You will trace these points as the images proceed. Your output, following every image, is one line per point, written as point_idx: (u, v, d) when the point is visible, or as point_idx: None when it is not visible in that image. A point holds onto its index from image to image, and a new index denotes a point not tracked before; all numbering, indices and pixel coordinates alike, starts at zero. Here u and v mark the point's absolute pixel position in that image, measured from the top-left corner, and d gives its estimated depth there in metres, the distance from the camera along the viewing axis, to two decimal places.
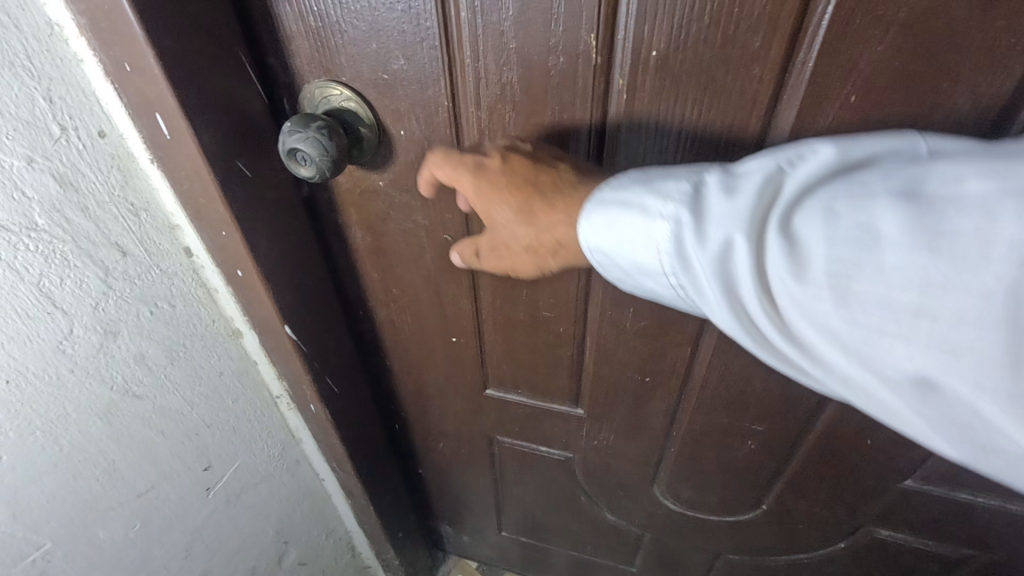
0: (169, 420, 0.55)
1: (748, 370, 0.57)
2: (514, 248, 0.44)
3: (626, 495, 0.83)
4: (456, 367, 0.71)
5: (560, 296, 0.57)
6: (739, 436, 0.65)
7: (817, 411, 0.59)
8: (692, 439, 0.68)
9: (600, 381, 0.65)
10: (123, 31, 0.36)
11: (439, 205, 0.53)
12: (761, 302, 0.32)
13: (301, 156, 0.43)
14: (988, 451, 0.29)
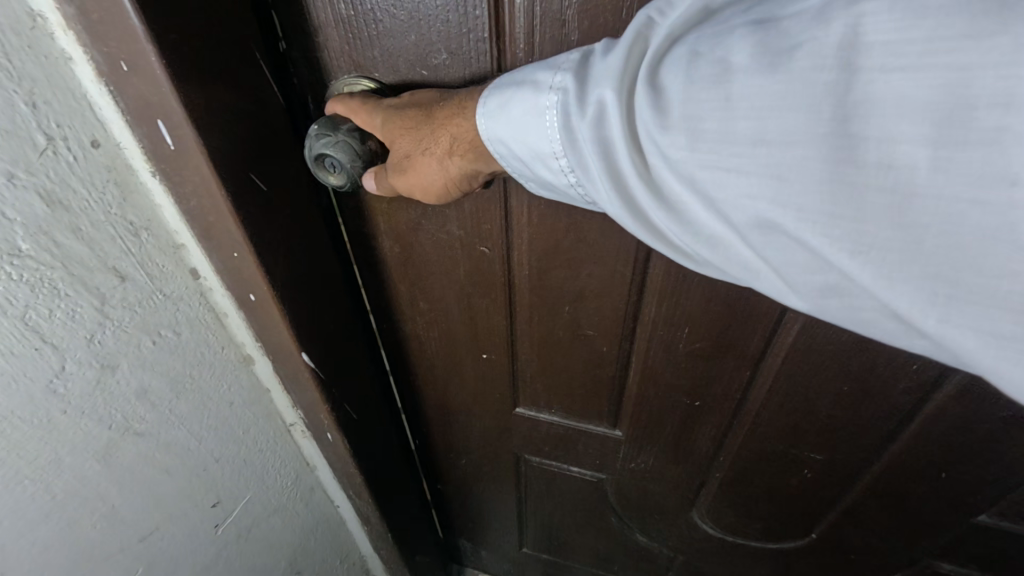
0: (175, 457, 0.50)
1: (813, 396, 0.51)
2: (421, 158, 0.38)
3: (660, 517, 0.78)
4: (484, 386, 0.66)
5: (606, 314, 0.52)
6: (795, 464, 0.60)
7: (886, 440, 0.53)
8: (740, 465, 0.63)
9: (643, 403, 0.60)
10: (120, 24, 0.31)
11: (476, 216, 0.47)
12: (631, 164, 0.32)
13: (329, 161, 0.40)
14: (828, 292, 0.30)
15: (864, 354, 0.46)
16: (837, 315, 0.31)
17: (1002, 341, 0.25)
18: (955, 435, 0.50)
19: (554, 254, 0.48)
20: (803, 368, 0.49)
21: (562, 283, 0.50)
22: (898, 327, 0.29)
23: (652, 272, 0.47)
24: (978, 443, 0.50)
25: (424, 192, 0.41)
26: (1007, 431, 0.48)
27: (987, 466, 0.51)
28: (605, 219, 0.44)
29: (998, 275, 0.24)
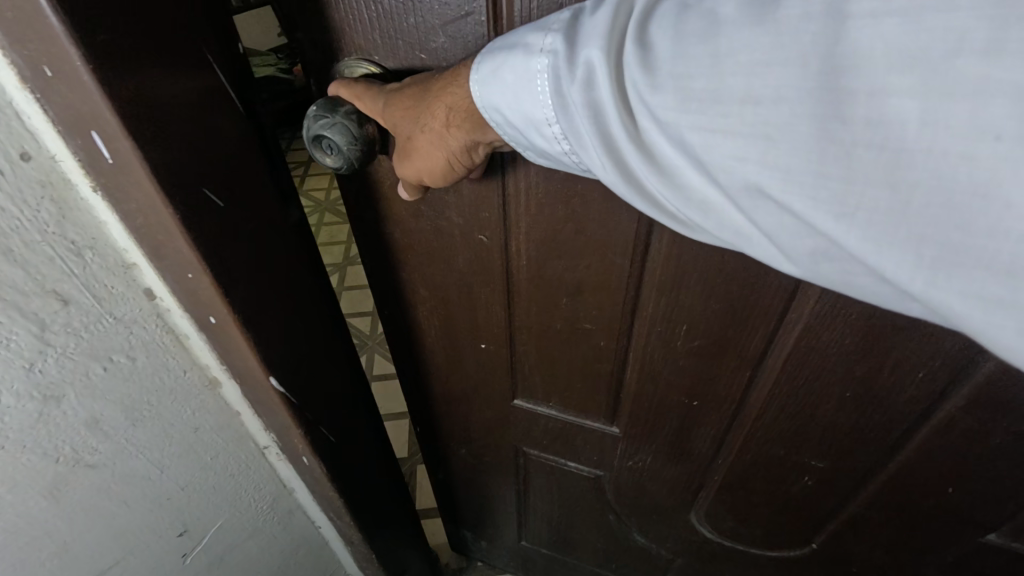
0: (132, 487, 0.46)
1: (815, 399, 0.49)
2: (419, 137, 0.35)
3: (658, 518, 0.75)
4: (483, 377, 0.63)
5: (604, 307, 0.49)
6: (795, 470, 0.57)
7: (890, 450, 0.51)
8: (739, 470, 0.60)
9: (644, 401, 0.57)
10: (38, 24, 0.27)
11: (471, 202, 0.44)
12: (620, 126, 0.29)
13: (325, 143, 0.37)
14: (822, 259, 0.28)
15: (870, 358, 0.43)
16: (828, 282, 0.29)
17: (990, 306, 0.23)
18: (965, 450, 0.47)
19: (551, 244, 0.45)
20: (803, 371, 0.46)
21: (559, 275, 0.47)
22: (892, 293, 0.27)
23: (651, 267, 0.44)
24: (989, 460, 0.47)
25: (428, 173, 0.38)
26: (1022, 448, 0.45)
27: (999, 483, 0.48)
28: (605, 210, 0.41)
29: (985, 234, 0.22)
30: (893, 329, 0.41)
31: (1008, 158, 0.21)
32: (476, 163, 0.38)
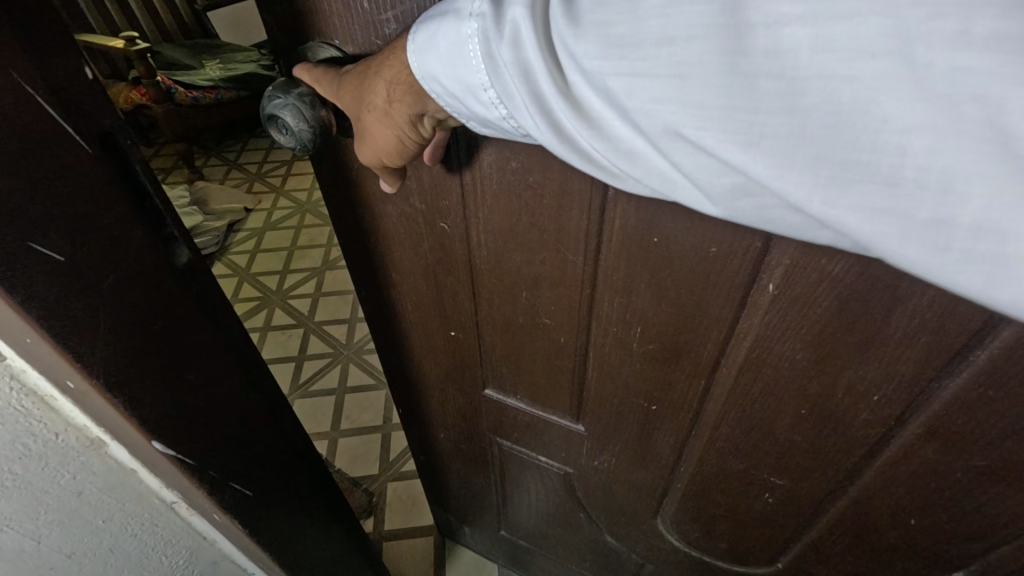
0: (5, 558, 0.44)
1: (768, 414, 0.49)
2: (367, 116, 0.38)
3: (627, 522, 0.76)
4: (455, 361, 0.67)
5: (561, 304, 0.51)
6: (756, 486, 0.57)
7: (846, 474, 0.49)
8: (700, 481, 0.61)
9: (602, 401, 0.59)
10: None
11: (434, 192, 0.48)
12: (550, 80, 0.30)
13: (288, 124, 0.41)
14: (739, 194, 0.29)
15: (823, 373, 0.43)
16: (748, 215, 0.30)
17: (879, 216, 0.24)
18: (922, 481, 0.45)
19: (508, 237, 0.48)
20: (761, 384, 0.46)
21: (517, 268, 0.50)
22: (802, 219, 0.28)
23: (602, 265, 0.46)
24: (946, 494, 0.45)
25: (383, 152, 0.41)
26: (981, 485, 0.42)
27: (962, 521, 0.46)
28: (553, 207, 0.43)
29: (870, 149, 0.23)
30: (838, 347, 0.40)
31: (882, 74, 0.21)
32: (423, 142, 0.40)
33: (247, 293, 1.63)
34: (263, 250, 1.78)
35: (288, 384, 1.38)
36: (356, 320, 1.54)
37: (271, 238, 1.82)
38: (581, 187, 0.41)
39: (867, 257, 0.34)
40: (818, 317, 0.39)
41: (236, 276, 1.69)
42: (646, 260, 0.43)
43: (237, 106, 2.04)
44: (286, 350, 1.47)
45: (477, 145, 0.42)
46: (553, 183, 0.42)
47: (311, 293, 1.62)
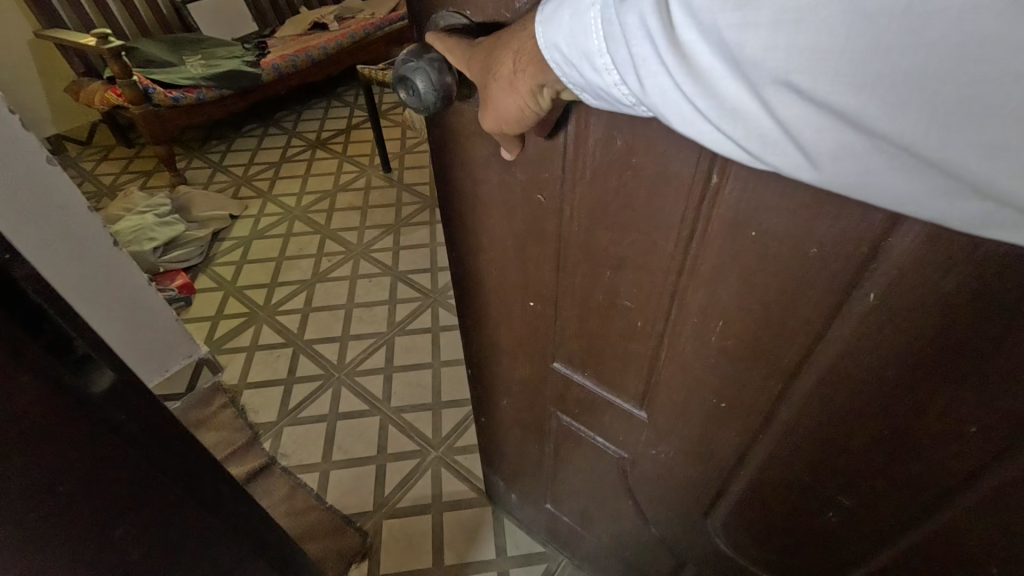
0: None
1: (844, 426, 0.47)
2: (492, 85, 0.41)
3: (675, 516, 0.76)
4: (530, 329, 0.69)
5: (643, 287, 0.52)
6: (818, 502, 0.55)
7: (933, 504, 0.45)
8: (759, 486, 0.60)
9: (669, 390, 0.59)
10: None
11: (537, 163, 0.50)
12: (661, 28, 0.30)
13: (419, 89, 0.45)
14: (844, 156, 0.29)
15: (918, 391, 0.40)
16: (847, 180, 0.30)
17: (997, 153, 0.24)
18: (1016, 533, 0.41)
19: (601, 215, 0.49)
20: (840, 392, 0.45)
21: (608, 245, 0.51)
22: (917, 182, 0.28)
23: (693, 252, 0.46)
24: None
25: (503, 121, 0.43)
26: None
27: None
28: (652, 187, 0.44)
29: (1001, 81, 0.22)
30: (937, 366, 0.38)
31: None
32: (539, 113, 0.42)
33: (235, 307, 1.74)
34: (251, 260, 1.90)
35: (277, 410, 1.46)
36: (347, 339, 1.63)
37: (262, 247, 1.94)
38: (685, 172, 0.41)
39: (985, 277, 0.32)
40: (919, 329, 0.37)
41: (222, 289, 1.80)
42: (742, 254, 0.43)
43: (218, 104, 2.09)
44: (273, 371, 1.55)
45: (587, 122, 0.44)
46: (660, 164, 0.42)
47: (300, 309, 1.73)
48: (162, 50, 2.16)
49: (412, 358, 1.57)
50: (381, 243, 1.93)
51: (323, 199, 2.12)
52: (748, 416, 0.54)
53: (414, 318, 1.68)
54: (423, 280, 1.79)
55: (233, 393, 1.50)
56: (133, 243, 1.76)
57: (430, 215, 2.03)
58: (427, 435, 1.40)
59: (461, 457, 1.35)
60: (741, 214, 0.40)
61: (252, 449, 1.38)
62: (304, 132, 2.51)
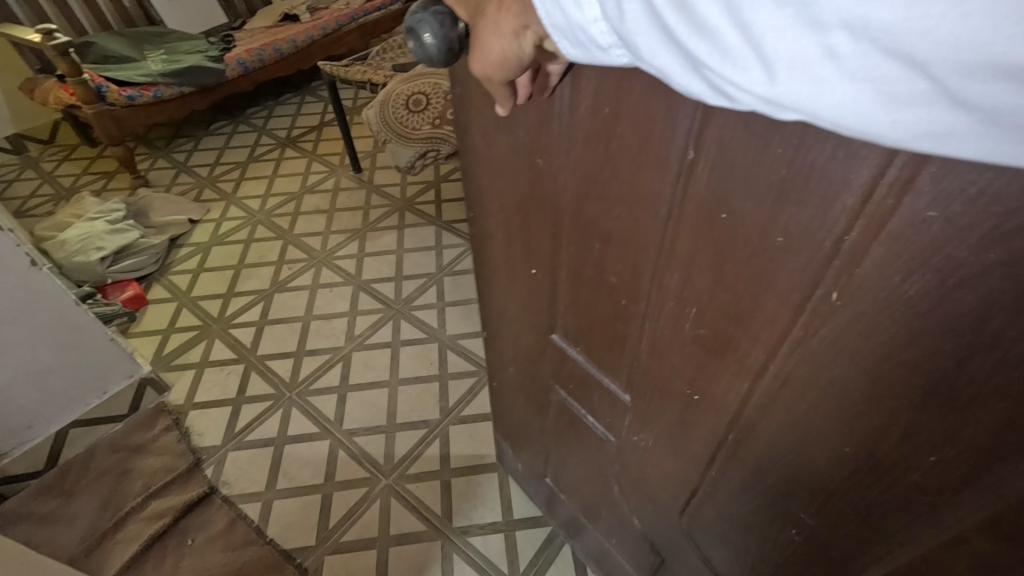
0: None
1: (805, 426, 0.47)
2: (483, 26, 0.42)
3: (656, 511, 0.76)
4: (531, 298, 0.71)
5: (627, 263, 0.54)
6: (785, 515, 0.55)
7: (867, 521, 0.47)
8: (727, 488, 0.60)
9: (651, 373, 0.60)
10: None
11: (538, 125, 0.52)
12: None
13: (426, 39, 0.45)
14: (799, 66, 0.27)
15: (883, 404, 0.40)
16: (802, 97, 0.28)
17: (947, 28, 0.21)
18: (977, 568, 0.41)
19: (592, 186, 0.51)
20: (799, 391, 0.45)
21: (598, 216, 0.53)
22: (867, 90, 0.25)
23: (671, 230, 0.47)
24: None
25: (489, 65, 0.44)
26: None
27: None
28: (636, 160, 0.45)
29: None
30: (896, 386, 0.38)
31: None
32: (525, 59, 0.43)
33: (188, 320, 1.71)
34: (208, 269, 1.87)
35: (222, 434, 1.44)
36: (301, 355, 1.60)
37: (220, 255, 1.90)
38: (667, 147, 0.42)
39: (947, 287, 0.32)
40: (880, 338, 0.37)
41: (176, 300, 1.77)
42: (716, 240, 0.44)
43: (179, 104, 2.00)
44: (222, 392, 1.53)
45: (580, 85, 0.45)
46: (643, 134, 0.43)
47: (254, 322, 1.70)
48: (123, 45, 2.08)
49: (370, 375, 1.54)
50: (345, 249, 1.89)
51: (288, 202, 2.07)
52: (717, 414, 0.55)
53: (375, 331, 1.64)
54: (386, 290, 1.75)
55: (176, 415, 1.47)
56: (79, 253, 1.70)
57: (398, 219, 1.98)
58: (380, 462, 1.37)
59: (413, 486, 1.32)
60: (715, 194, 0.42)
61: (193, 476, 1.35)
62: (274, 130, 2.42)
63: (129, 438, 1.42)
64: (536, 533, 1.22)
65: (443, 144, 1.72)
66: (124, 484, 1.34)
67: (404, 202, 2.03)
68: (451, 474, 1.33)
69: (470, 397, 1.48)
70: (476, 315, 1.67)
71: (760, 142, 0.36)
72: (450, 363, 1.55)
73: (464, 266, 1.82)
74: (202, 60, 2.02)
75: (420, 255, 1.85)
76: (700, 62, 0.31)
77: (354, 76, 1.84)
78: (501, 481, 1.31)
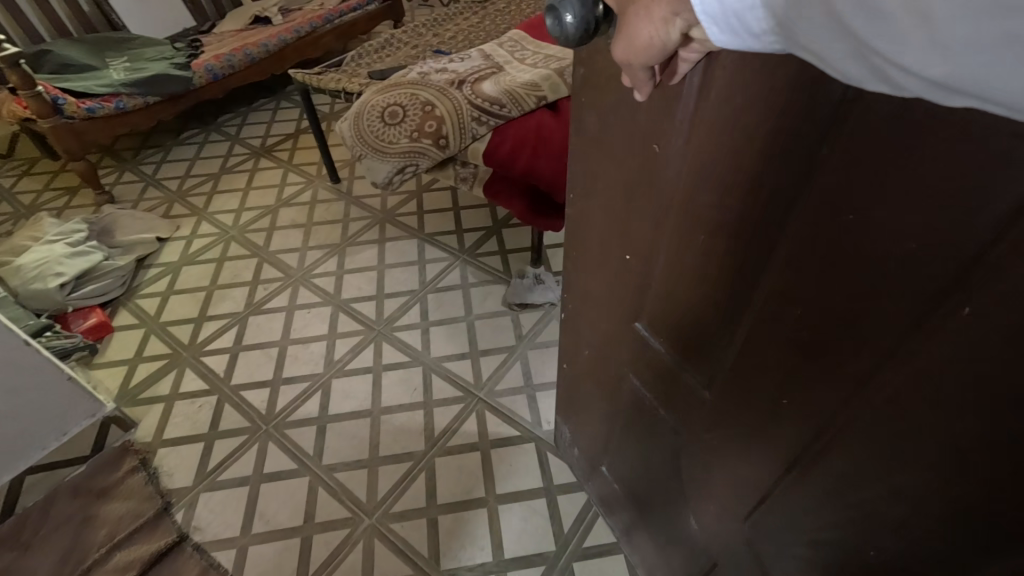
0: None
1: (902, 460, 0.39)
2: (630, 11, 0.37)
3: (716, 525, 0.68)
4: (621, 284, 0.66)
5: (733, 259, 0.47)
6: (858, 540, 0.46)
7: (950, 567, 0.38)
8: (792, 503, 0.52)
9: (734, 375, 0.53)
10: None
11: (659, 112, 0.47)
12: None
13: (565, 20, 0.42)
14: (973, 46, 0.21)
15: (1018, 454, 0.31)
16: (972, 81, 0.22)
17: None
18: None
19: (706, 175, 0.45)
20: (904, 411, 0.37)
21: (706, 206, 0.46)
22: None
23: (788, 228, 0.40)
24: None
25: (631, 52, 0.39)
26: None
27: None
28: (763, 150, 0.39)
29: None
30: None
31: None
32: (670, 47, 0.37)
33: (156, 348, 1.59)
34: (178, 291, 1.75)
35: (193, 475, 1.32)
36: (277, 384, 1.49)
37: (190, 276, 1.79)
38: (803, 138, 0.35)
39: None
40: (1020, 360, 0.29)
41: (143, 326, 1.65)
42: (833, 245, 0.36)
43: (143, 114, 1.89)
44: (194, 425, 1.41)
45: (720, 69, 0.38)
46: (774, 122, 0.37)
47: (227, 348, 1.58)
48: (83, 53, 1.95)
49: (350, 406, 1.43)
50: (323, 266, 1.79)
51: (262, 216, 1.97)
52: (792, 415, 0.48)
53: (355, 356, 1.53)
54: (367, 310, 1.65)
55: (143, 455, 1.36)
56: (36, 279, 1.56)
57: (378, 233, 1.88)
58: (362, 499, 1.26)
59: (397, 526, 1.22)
60: (846, 192, 0.34)
61: (161, 522, 1.24)
62: (247, 138, 2.31)
63: (92, 482, 1.30)
64: (528, 574, 1.13)
65: (424, 157, 1.44)
66: (85, 535, 1.22)
67: (384, 215, 1.94)
68: (438, 510, 1.24)
69: (458, 426, 1.37)
70: (462, 335, 1.56)
71: (922, 131, 0.28)
72: (435, 390, 1.44)
73: (448, 282, 1.70)
74: (169, 67, 1.91)
75: (401, 271, 1.75)
76: (867, 45, 0.25)
77: (327, 86, 1.76)
78: (491, 517, 1.22)
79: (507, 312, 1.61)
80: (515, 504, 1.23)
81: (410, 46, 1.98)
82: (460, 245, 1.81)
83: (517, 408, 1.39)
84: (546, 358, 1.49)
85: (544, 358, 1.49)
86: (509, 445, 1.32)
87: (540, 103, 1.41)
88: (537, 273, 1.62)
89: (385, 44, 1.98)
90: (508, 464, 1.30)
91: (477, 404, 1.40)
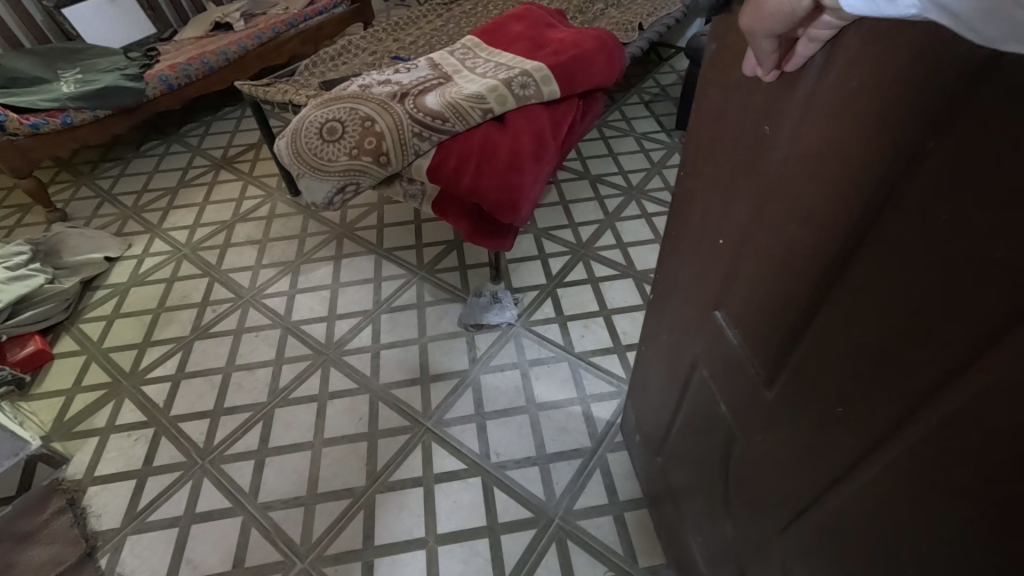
0: None
1: (949, 487, 0.37)
2: None
3: (751, 531, 0.66)
4: (710, 268, 0.65)
5: (815, 253, 0.45)
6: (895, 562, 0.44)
7: None
8: (834, 519, 0.50)
9: (798, 378, 0.51)
10: None
11: (779, 93, 0.47)
12: None
13: None
14: None
15: None
16: None
17: None
18: None
19: (808, 162, 0.44)
20: (958, 437, 0.35)
21: (802, 196, 0.46)
22: None
23: (876, 227, 0.39)
24: None
25: (761, 17, 0.41)
26: None
27: None
28: (864, 142, 0.38)
29: None
30: None
31: None
32: (799, 13, 0.39)
33: (95, 378, 1.47)
34: (123, 315, 1.63)
35: (122, 515, 1.22)
36: (218, 414, 1.39)
37: (139, 298, 1.67)
38: (906, 131, 0.35)
39: None
40: None
41: (85, 353, 1.53)
42: (918, 246, 0.35)
43: (93, 127, 1.76)
44: (128, 460, 1.31)
45: (842, 53, 0.39)
46: (880, 113, 0.36)
47: (168, 376, 1.48)
48: (37, 62, 1.84)
49: (292, 436, 1.35)
50: (276, 285, 1.70)
51: (217, 232, 1.87)
52: (844, 425, 0.46)
53: (301, 383, 1.45)
54: (318, 332, 1.57)
55: (71, 495, 1.25)
56: None
57: (335, 249, 1.81)
58: (296, 542, 1.18)
59: (331, 570, 1.14)
60: (938, 189, 0.33)
61: (83, 569, 1.14)
62: (208, 149, 2.19)
63: (15, 525, 1.19)
64: None
65: (365, 175, 1.39)
66: None
67: (343, 230, 1.87)
68: (373, 554, 1.16)
69: (401, 459, 1.30)
70: (413, 359, 1.50)
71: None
72: (382, 419, 1.37)
73: (402, 301, 1.64)
74: (122, 78, 1.79)
75: (356, 289, 1.68)
76: None
77: (274, 97, 1.67)
78: (429, 558, 1.15)
79: (462, 333, 1.56)
80: (456, 545, 1.16)
81: (371, 53, 1.93)
82: (418, 261, 1.76)
83: (465, 440, 1.33)
84: (498, 382, 1.44)
85: (497, 382, 1.44)
86: (453, 479, 1.26)
87: (485, 117, 1.38)
88: (495, 291, 1.56)
89: (341, 50, 1.91)
90: (450, 501, 1.23)
91: (424, 434, 1.34)
